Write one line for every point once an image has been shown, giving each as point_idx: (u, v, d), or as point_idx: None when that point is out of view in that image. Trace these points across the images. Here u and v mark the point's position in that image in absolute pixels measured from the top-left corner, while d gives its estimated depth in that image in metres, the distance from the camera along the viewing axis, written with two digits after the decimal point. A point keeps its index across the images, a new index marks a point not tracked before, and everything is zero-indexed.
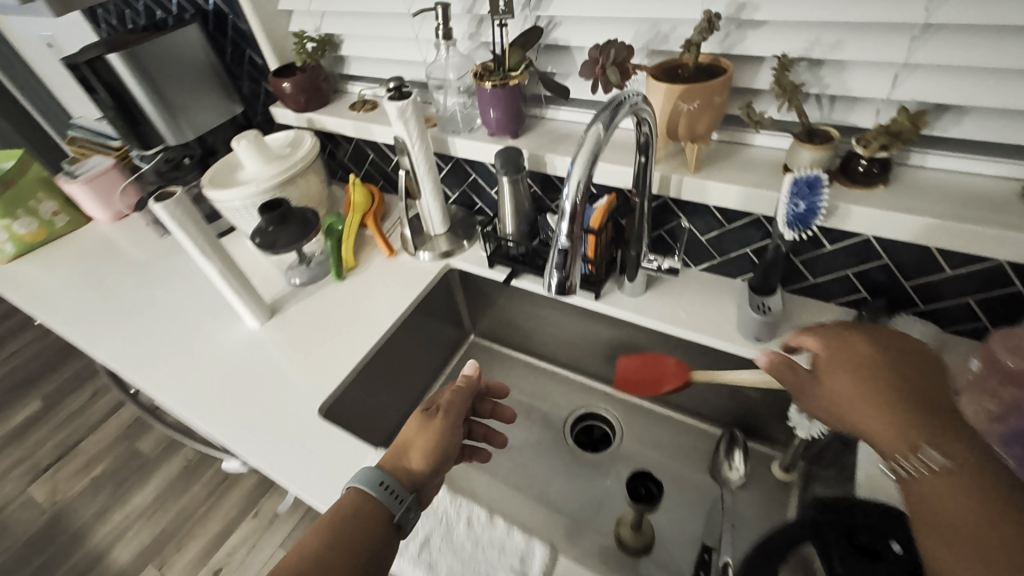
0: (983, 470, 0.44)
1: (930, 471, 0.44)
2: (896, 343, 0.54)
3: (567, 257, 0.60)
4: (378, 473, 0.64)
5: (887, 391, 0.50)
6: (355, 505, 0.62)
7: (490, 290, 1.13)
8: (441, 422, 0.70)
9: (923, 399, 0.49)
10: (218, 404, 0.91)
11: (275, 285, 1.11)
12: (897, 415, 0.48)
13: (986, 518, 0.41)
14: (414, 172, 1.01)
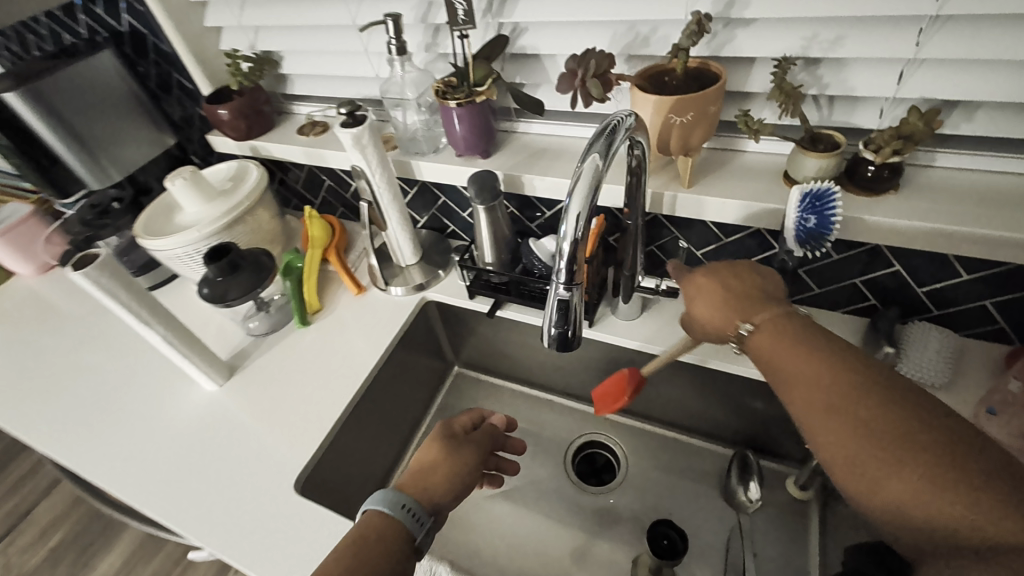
0: (793, 326, 0.50)
1: (755, 336, 0.51)
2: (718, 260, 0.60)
3: (568, 308, 0.52)
4: (400, 494, 0.56)
5: (716, 287, 0.57)
6: (374, 525, 0.53)
7: (472, 321, 1.03)
8: (466, 448, 0.65)
9: (751, 289, 0.55)
10: (177, 490, 0.79)
11: (233, 338, 0.99)
12: (721, 305, 0.55)
13: (809, 361, 0.46)
14: (376, 203, 0.90)
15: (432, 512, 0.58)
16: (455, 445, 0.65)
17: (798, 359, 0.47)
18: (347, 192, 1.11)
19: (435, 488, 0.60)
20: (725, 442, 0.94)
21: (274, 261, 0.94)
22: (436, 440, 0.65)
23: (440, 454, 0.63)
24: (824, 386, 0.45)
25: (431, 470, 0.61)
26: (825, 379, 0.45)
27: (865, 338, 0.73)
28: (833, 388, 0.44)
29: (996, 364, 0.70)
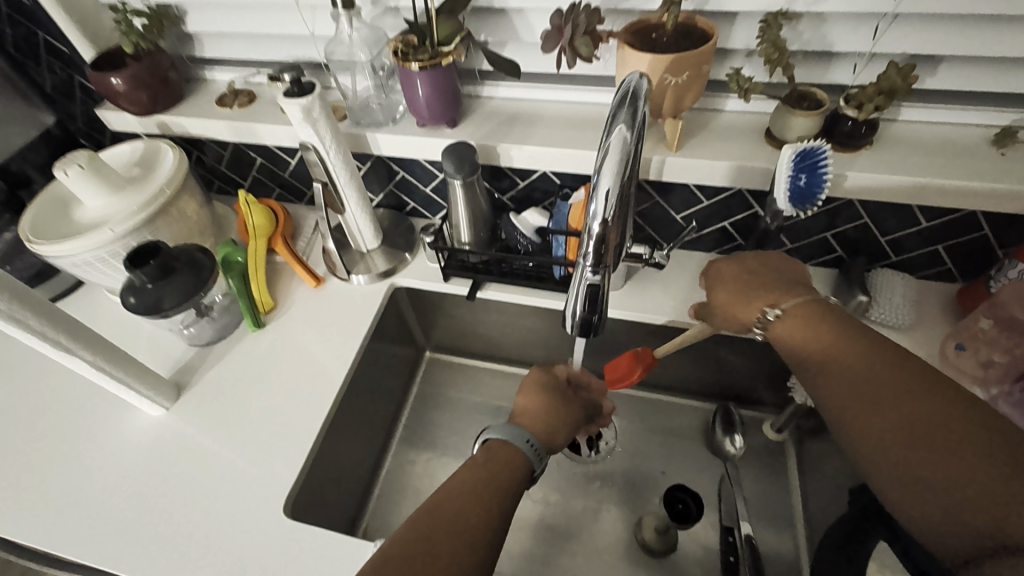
0: (817, 312, 0.58)
1: (782, 323, 0.60)
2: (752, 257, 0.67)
3: (597, 292, 0.53)
4: (525, 431, 0.64)
5: (746, 280, 0.65)
6: (494, 453, 0.61)
7: (446, 304, 0.96)
8: (569, 395, 0.72)
9: (772, 276, 0.64)
10: (137, 536, 0.68)
11: (173, 353, 0.86)
12: (749, 297, 0.63)
13: (833, 342, 0.56)
14: (331, 183, 0.79)
15: (546, 448, 0.66)
16: (559, 392, 0.71)
17: (824, 343, 0.56)
18: (285, 171, 0.97)
19: (550, 425, 0.67)
20: (706, 397, 0.98)
21: (212, 257, 0.80)
22: (542, 384, 0.71)
23: (547, 397, 0.69)
24: (846, 366, 0.54)
25: (544, 409, 0.68)
26: (846, 361, 0.54)
27: (839, 288, 0.78)
28: (853, 370, 0.53)
29: (946, 301, 0.78)
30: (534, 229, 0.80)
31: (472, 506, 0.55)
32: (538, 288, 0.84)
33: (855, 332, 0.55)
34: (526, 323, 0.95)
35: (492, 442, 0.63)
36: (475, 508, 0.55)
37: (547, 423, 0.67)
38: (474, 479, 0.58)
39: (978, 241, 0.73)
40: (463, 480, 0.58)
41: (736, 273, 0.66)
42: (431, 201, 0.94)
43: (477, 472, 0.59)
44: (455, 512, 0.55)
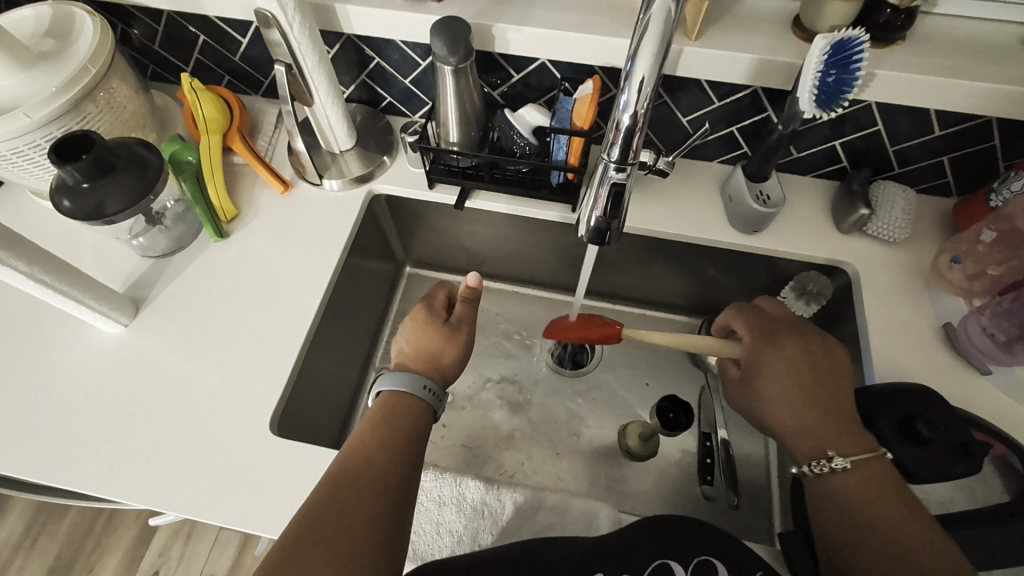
0: (880, 471, 0.54)
1: (840, 472, 0.54)
2: (817, 355, 0.61)
3: (620, 194, 0.49)
4: (420, 377, 0.60)
5: (802, 382, 0.59)
6: (383, 410, 0.57)
7: (429, 215, 0.89)
8: (460, 327, 0.65)
9: (825, 387, 0.59)
10: (108, 457, 0.64)
11: (125, 266, 0.76)
12: (821, 428, 0.57)
13: (880, 501, 0.52)
14: (297, 67, 0.68)
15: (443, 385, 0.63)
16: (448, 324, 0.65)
17: (861, 496, 0.53)
18: (235, 53, 0.83)
19: (438, 362, 0.63)
20: (692, 312, 0.97)
21: (158, 153, 0.70)
22: (426, 322, 0.64)
23: (433, 334, 0.64)
24: (884, 528, 0.50)
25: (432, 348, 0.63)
26: (890, 522, 0.50)
27: (839, 202, 0.76)
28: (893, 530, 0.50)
29: (941, 216, 0.77)
30: (532, 129, 0.72)
31: (379, 459, 0.52)
32: (533, 196, 0.78)
33: (898, 498, 0.52)
34: (513, 235, 0.89)
35: (383, 394, 0.59)
36: (383, 461, 0.52)
37: (438, 364, 0.62)
38: (376, 431, 0.54)
39: (985, 152, 0.71)
40: (366, 437, 0.54)
41: (812, 378, 0.59)
42: (410, 96, 0.84)
43: (375, 425, 0.55)
44: (362, 470, 0.51)
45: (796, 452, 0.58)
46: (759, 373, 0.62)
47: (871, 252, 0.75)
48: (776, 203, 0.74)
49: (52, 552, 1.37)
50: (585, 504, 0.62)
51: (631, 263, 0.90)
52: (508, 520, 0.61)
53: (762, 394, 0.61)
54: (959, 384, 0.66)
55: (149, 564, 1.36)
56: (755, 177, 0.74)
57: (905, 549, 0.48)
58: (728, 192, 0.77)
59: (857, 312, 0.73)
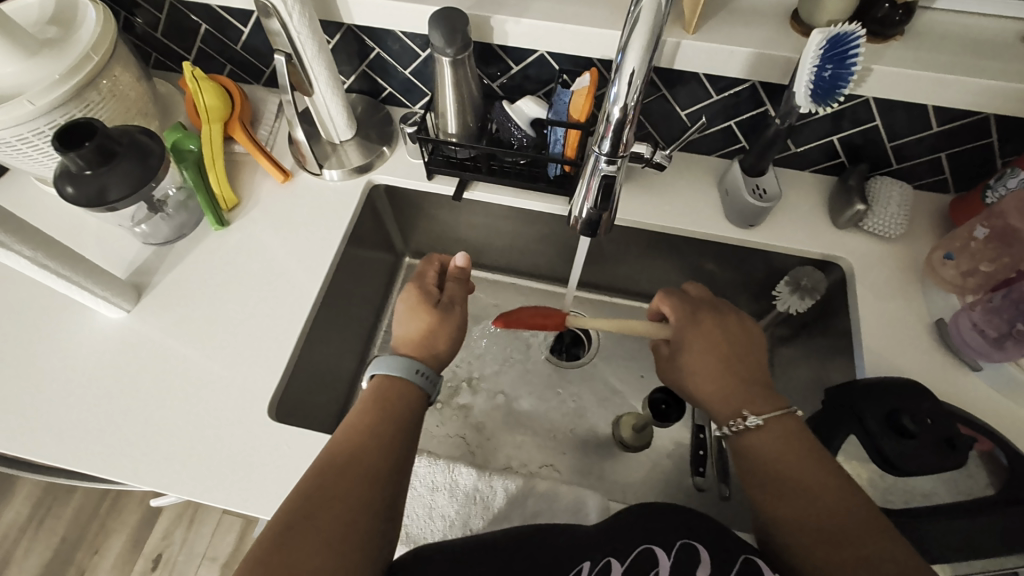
0: (791, 428, 0.56)
1: (753, 428, 0.57)
2: (728, 324, 0.64)
3: (611, 186, 0.49)
4: (412, 361, 0.60)
5: (716, 349, 0.63)
6: (373, 397, 0.57)
7: (428, 206, 0.90)
8: (452, 308, 0.65)
9: (737, 353, 0.62)
10: (110, 439, 0.65)
11: (127, 253, 0.77)
12: (733, 390, 0.60)
13: (793, 455, 0.54)
14: (297, 56, 0.68)
15: (438, 368, 0.63)
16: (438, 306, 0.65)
17: (785, 456, 0.54)
18: (237, 43, 0.84)
19: (431, 347, 0.63)
20: None
21: (160, 142, 0.70)
22: (417, 305, 0.64)
23: (426, 318, 0.64)
24: (795, 478, 0.53)
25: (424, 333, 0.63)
26: (800, 472, 0.53)
27: (836, 197, 0.77)
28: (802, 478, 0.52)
29: (938, 212, 0.77)
30: (529, 121, 0.72)
31: (370, 446, 0.53)
32: (530, 188, 0.79)
33: (808, 451, 0.54)
34: (512, 227, 0.90)
35: (377, 378, 0.59)
36: (371, 450, 0.53)
37: (429, 346, 0.63)
38: (367, 418, 0.55)
39: (982, 149, 0.71)
40: (356, 427, 0.54)
41: (725, 345, 0.63)
42: (410, 87, 0.84)
43: (367, 412, 0.56)
44: (350, 460, 0.52)
45: (716, 415, 0.61)
46: (678, 344, 0.65)
47: (865, 248, 0.75)
48: (772, 198, 0.74)
49: (58, 534, 1.40)
50: (575, 491, 0.63)
51: (628, 256, 0.90)
52: (500, 506, 0.62)
53: (683, 364, 0.64)
54: (950, 379, 0.66)
55: (153, 546, 1.39)
56: (751, 172, 0.74)
57: (812, 495, 0.51)
58: (725, 186, 0.78)
59: (850, 308, 0.73)
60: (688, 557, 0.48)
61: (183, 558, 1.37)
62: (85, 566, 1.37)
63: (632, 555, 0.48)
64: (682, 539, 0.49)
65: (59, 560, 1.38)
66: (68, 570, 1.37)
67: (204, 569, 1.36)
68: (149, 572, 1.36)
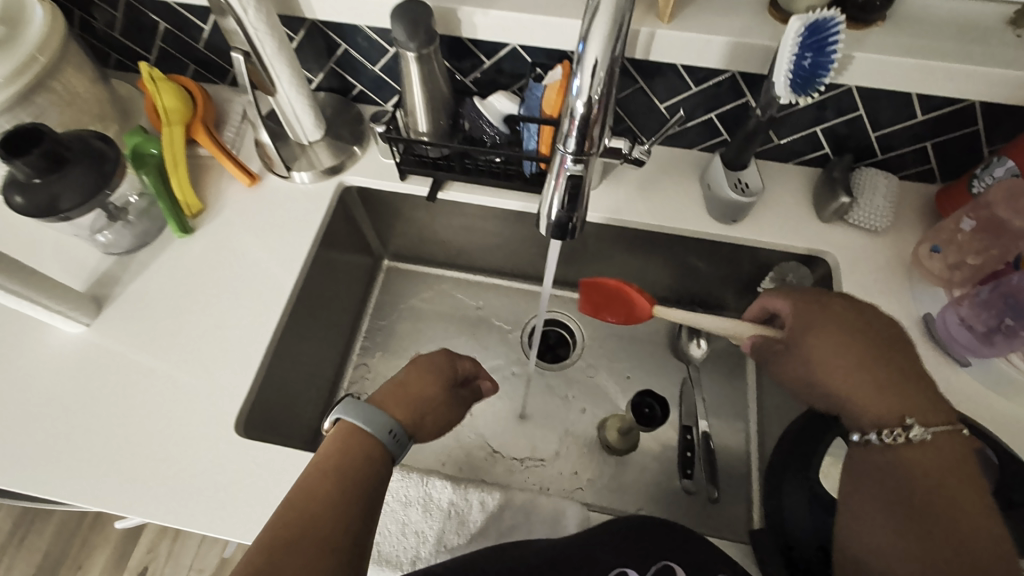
0: (953, 448, 0.51)
1: (917, 440, 0.51)
2: (866, 317, 0.57)
3: (578, 187, 0.46)
4: (390, 419, 0.56)
5: (864, 348, 0.55)
6: (334, 447, 0.53)
7: (403, 207, 0.87)
8: (452, 395, 0.63)
9: (882, 349, 0.55)
10: (70, 460, 0.62)
11: (86, 263, 0.74)
12: (891, 394, 0.53)
13: (950, 477, 0.50)
14: (256, 54, 0.65)
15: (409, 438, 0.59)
16: (449, 384, 0.63)
17: (923, 465, 0.51)
18: (199, 41, 0.80)
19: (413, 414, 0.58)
20: (672, 303, 0.95)
21: (116, 147, 0.69)
22: (420, 371, 0.62)
23: (422, 381, 0.61)
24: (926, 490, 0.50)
25: (412, 399, 0.59)
26: (949, 494, 0.49)
27: (820, 190, 0.75)
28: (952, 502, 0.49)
29: (924, 203, 0.75)
30: (502, 118, 0.69)
31: (324, 518, 0.48)
32: (505, 186, 0.76)
33: (963, 473, 0.50)
34: (490, 226, 0.87)
35: (342, 421, 0.55)
36: (329, 521, 0.48)
37: (417, 414, 0.59)
38: (325, 486, 0.50)
39: (969, 137, 0.69)
40: (309, 488, 0.50)
41: (871, 344, 0.55)
42: (381, 84, 0.81)
43: (324, 480, 0.51)
44: (305, 526, 0.48)
45: (868, 419, 0.54)
46: (811, 340, 0.56)
47: (851, 242, 0.73)
48: (754, 192, 0.71)
49: (42, 549, 1.37)
50: (554, 502, 0.61)
51: (610, 253, 0.88)
52: (476, 520, 0.60)
53: (819, 362, 0.56)
54: (936, 375, 0.65)
55: (139, 558, 1.36)
56: (732, 166, 0.72)
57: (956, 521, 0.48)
58: (707, 181, 0.75)
59: None
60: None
61: (169, 570, 1.35)
62: None
63: None
64: (659, 562, 0.48)
65: None
66: None
67: None
68: None
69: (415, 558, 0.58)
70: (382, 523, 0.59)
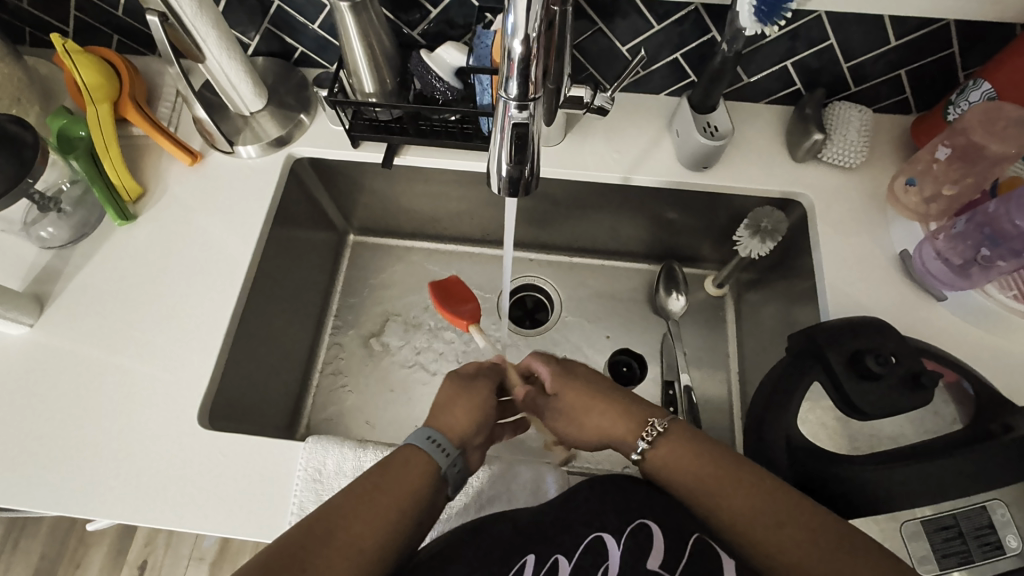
0: (685, 442, 0.50)
1: (654, 444, 0.51)
2: (578, 370, 0.60)
3: (524, 140, 0.40)
4: (423, 432, 0.52)
5: (591, 391, 0.57)
6: (410, 457, 0.51)
7: (361, 176, 0.82)
8: (480, 385, 0.59)
9: (597, 386, 0.58)
10: (28, 466, 0.60)
11: (23, 259, 0.69)
12: (624, 413, 0.55)
13: (710, 467, 0.48)
14: (174, 17, 0.59)
15: (464, 448, 0.54)
16: (468, 380, 0.59)
17: (690, 469, 0.49)
18: (118, 7, 0.73)
19: (460, 423, 0.55)
20: (648, 258, 0.93)
21: (35, 131, 0.63)
22: (456, 381, 0.59)
23: (461, 388, 0.58)
24: (717, 489, 0.47)
25: (457, 408, 0.56)
26: (734, 484, 0.47)
27: (793, 128, 0.72)
28: (741, 497, 0.46)
29: (899, 136, 0.73)
30: (453, 71, 0.64)
31: (367, 527, 0.46)
32: (465, 147, 0.72)
33: (713, 457, 0.49)
34: (454, 191, 0.83)
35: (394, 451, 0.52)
36: (371, 529, 0.46)
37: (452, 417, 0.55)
38: (380, 492, 0.47)
39: (942, 61, 0.66)
40: (369, 493, 0.47)
41: (594, 385, 0.58)
42: (324, 44, 0.76)
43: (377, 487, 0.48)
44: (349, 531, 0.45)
45: (626, 442, 0.54)
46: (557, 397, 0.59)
47: (825, 181, 0.71)
48: (725, 135, 0.68)
49: (37, 552, 1.36)
50: (533, 469, 0.60)
51: (583, 211, 0.85)
52: (455, 494, 0.58)
53: (569, 413, 0.58)
54: (914, 311, 0.64)
55: (137, 552, 1.36)
56: (700, 109, 0.69)
57: (744, 520, 0.45)
58: (676, 127, 0.72)
59: (811, 246, 0.69)
60: (640, 540, 0.46)
61: (169, 562, 1.35)
62: None
63: (582, 546, 0.47)
64: (635, 520, 0.48)
65: None
66: None
67: (192, 571, 1.34)
68: None
69: None
70: None
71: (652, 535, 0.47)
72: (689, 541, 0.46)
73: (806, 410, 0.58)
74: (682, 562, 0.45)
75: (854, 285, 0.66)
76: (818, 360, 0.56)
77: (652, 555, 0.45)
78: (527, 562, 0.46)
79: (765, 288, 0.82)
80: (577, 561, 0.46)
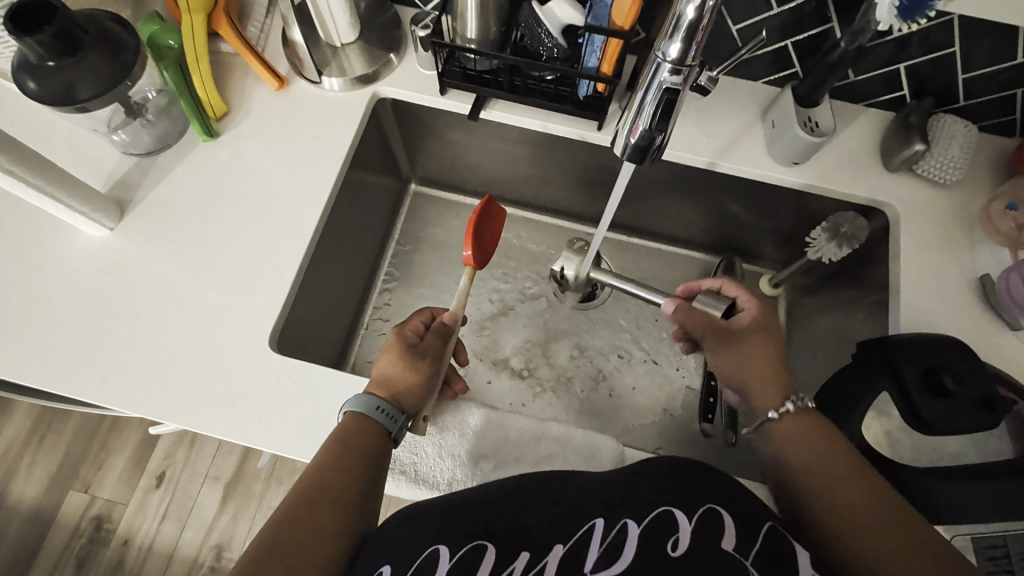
0: (848, 452, 0.52)
1: (787, 419, 0.55)
2: (765, 321, 0.60)
3: (673, 106, 0.41)
4: (373, 396, 0.54)
5: (772, 349, 0.58)
6: (347, 424, 0.53)
7: (439, 126, 0.81)
8: (429, 360, 0.57)
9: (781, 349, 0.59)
10: (104, 365, 0.62)
11: (105, 163, 0.70)
12: (785, 380, 0.57)
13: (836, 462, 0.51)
14: None
15: (410, 410, 0.56)
16: (419, 350, 0.57)
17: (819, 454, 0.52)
18: None
19: (401, 384, 0.55)
20: (707, 248, 0.92)
21: (134, 32, 0.62)
22: (399, 338, 0.58)
23: (403, 357, 0.57)
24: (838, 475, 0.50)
25: (398, 369, 0.56)
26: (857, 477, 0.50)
27: (892, 135, 0.70)
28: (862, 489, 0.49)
29: (997, 158, 0.71)
30: (562, 27, 0.63)
31: (332, 476, 0.49)
32: (555, 109, 0.71)
33: (848, 455, 0.52)
34: (528, 153, 0.82)
35: (347, 414, 0.54)
36: (335, 477, 0.49)
37: (400, 385, 0.55)
38: (338, 447, 0.51)
39: None
40: (314, 465, 0.50)
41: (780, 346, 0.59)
42: None
43: (337, 443, 0.51)
44: (318, 483, 0.48)
45: (762, 400, 0.57)
46: (744, 343, 0.59)
47: (916, 194, 0.70)
48: (824, 132, 0.67)
49: (61, 450, 1.42)
50: (589, 437, 0.61)
51: (653, 192, 0.84)
52: (512, 449, 0.61)
53: (743, 360, 0.58)
54: (987, 337, 0.63)
55: (156, 463, 1.41)
56: (803, 101, 0.68)
57: (856, 504, 0.48)
58: (772, 117, 0.70)
59: (890, 257, 0.69)
60: (711, 523, 0.45)
61: (186, 477, 1.40)
62: (90, 480, 1.40)
63: (650, 518, 0.45)
64: (706, 504, 0.46)
65: (63, 474, 1.40)
66: (74, 483, 1.40)
67: (207, 488, 1.39)
68: (152, 489, 1.39)
69: (450, 480, 0.59)
70: (420, 446, 0.60)
71: (724, 520, 0.45)
72: (759, 534, 0.45)
73: (868, 417, 0.61)
74: (755, 549, 0.44)
75: (930, 302, 0.65)
76: (888, 370, 0.57)
77: (725, 537, 0.44)
78: (595, 527, 0.45)
79: (826, 293, 0.81)
80: (647, 524, 0.45)
